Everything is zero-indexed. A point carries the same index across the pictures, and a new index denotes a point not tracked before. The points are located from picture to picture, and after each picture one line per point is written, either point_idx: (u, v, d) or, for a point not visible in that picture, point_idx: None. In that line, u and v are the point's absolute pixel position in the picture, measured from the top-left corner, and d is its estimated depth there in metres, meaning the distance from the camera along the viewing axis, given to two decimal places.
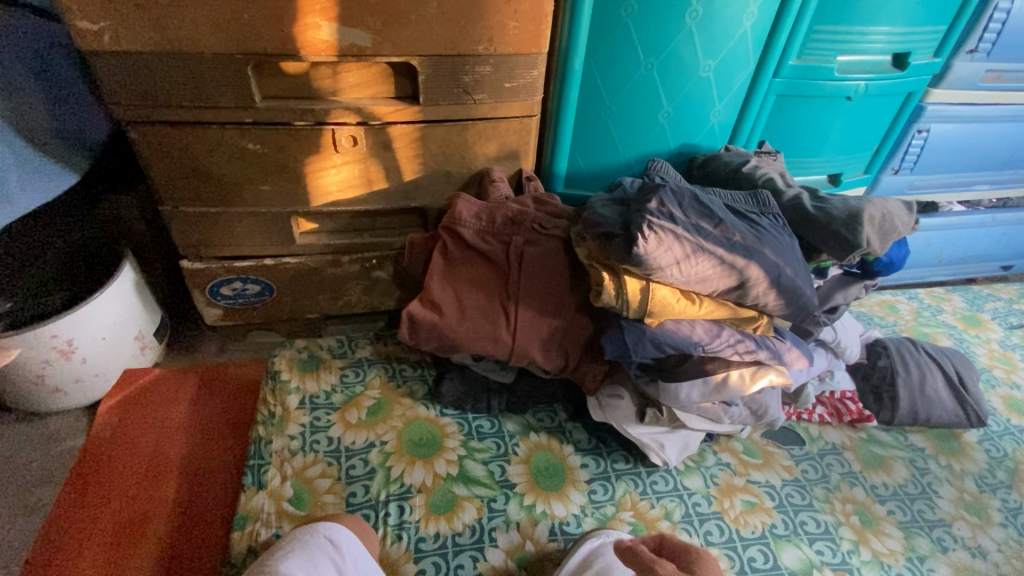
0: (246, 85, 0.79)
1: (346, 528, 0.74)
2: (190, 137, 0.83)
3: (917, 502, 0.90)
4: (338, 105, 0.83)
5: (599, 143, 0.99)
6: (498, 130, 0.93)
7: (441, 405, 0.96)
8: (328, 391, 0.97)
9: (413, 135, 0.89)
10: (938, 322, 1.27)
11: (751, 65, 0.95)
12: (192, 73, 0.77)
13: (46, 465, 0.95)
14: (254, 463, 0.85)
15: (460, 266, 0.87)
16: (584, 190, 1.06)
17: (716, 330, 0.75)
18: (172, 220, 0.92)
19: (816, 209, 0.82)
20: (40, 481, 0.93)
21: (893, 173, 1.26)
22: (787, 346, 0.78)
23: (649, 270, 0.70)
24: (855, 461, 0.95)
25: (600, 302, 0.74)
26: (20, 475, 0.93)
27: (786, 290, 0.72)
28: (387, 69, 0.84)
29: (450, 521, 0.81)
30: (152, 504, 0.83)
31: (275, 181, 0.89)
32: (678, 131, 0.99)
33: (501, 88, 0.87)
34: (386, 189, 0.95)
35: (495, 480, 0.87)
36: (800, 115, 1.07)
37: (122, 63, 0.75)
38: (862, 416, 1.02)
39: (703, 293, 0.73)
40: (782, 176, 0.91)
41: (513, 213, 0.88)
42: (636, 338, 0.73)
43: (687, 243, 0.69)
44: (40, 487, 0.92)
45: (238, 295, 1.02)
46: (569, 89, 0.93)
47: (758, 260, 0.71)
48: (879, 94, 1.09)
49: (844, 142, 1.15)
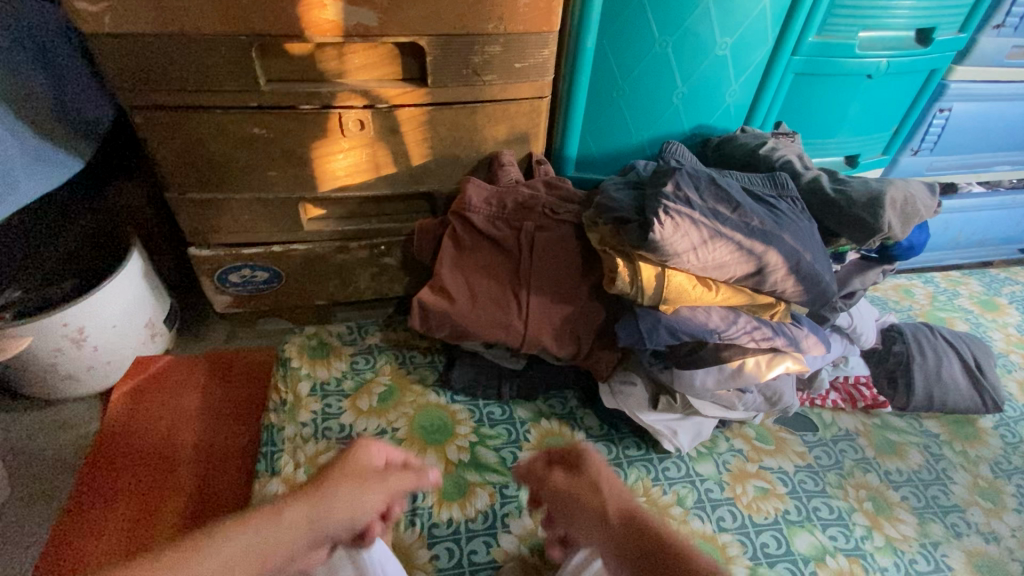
0: (251, 68, 0.77)
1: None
2: (195, 122, 0.82)
3: (931, 488, 0.90)
4: (345, 88, 0.81)
5: (611, 124, 0.97)
6: (507, 112, 0.91)
7: (453, 391, 0.96)
8: (339, 377, 0.96)
9: (421, 118, 0.87)
10: (955, 307, 1.25)
11: (769, 42, 0.92)
12: (195, 55, 0.75)
13: (61, 451, 0.96)
14: (269, 449, 0.85)
15: (471, 252, 0.86)
16: (595, 173, 1.04)
17: (732, 316, 0.73)
18: (178, 205, 0.91)
19: (835, 192, 0.80)
20: (56, 466, 0.94)
21: (911, 154, 1.23)
22: (805, 333, 0.75)
23: (665, 256, 0.68)
24: (869, 447, 0.94)
25: (614, 289, 0.73)
26: (36, 461, 0.94)
27: (804, 276, 0.70)
28: (394, 49, 0.82)
29: (462, 506, 0.82)
30: (167, 493, 0.83)
31: (282, 166, 0.88)
32: (692, 112, 0.97)
33: (512, 69, 0.85)
34: (394, 173, 0.93)
35: (507, 467, 0.87)
36: (818, 94, 1.04)
37: (123, 45, 0.73)
38: (876, 402, 1.00)
39: (720, 279, 0.71)
40: (800, 158, 0.89)
41: (524, 198, 0.86)
42: (651, 325, 0.72)
43: (704, 228, 0.68)
44: (57, 472, 0.93)
45: (246, 282, 1.01)
46: (581, 68, 0.90)
47: (777, 245, 0.69)
48: (899, 72, 1.06)
49: (862, 122, 1.12)
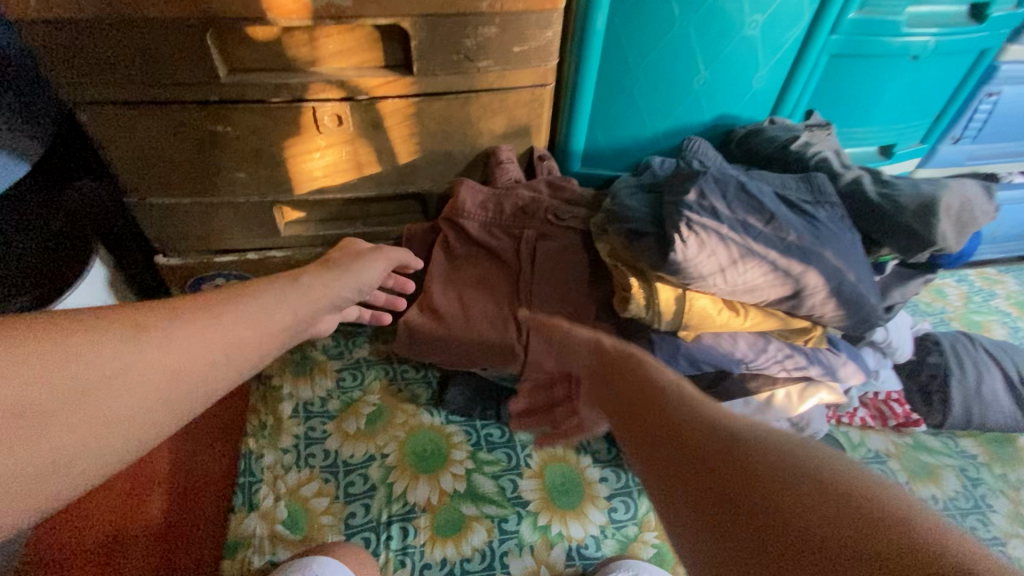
0: (208, 57, 0.66)
1: (343, 563, 0.67)
2: (149, 119, 0.72)
3: (968, 518, 0.82)
4: (318, 78, 0.71)
5: (622, 116, 0.86)
6: (505, 103, 0.80)
7: (447, 411, 0.88)
8: (324, 397, 0.89)
9: (407, 110, 0.77)
10: (991, 309, 1.16)
11: (804, 20, 0.81)
12: (142, 42, 0.65)
13: None
14: (246, 480, 0.79)
15: (465, 264, 0.77)
16: (603, 169, 0.94)
17: (761, 343, 0.65)
18: (140, 211, 0.82)
19: (880, 197, 0.70)
20: None
21: (952, 142, 1.12)
22: (843, 360, 0.67)
23: (687, 278, 0.60)
24: (901, 471, 0.87)
25: (627, 313, 0.65)
26: None
27: (847, 299, 0.61)
28: (374, 32, 0.71)
29: (457, 544, 0.75)
30: (138, 524, 0.76)
31: (253, 167, 0.78)
32: (713, 101, 0.86)
33: (509, 53, 0.74)
34: (379, 172, 0.83)
35: (507, 497, 0.79)
36: (854, 79, 0.93)
37: (56, 32, 0.63)
38: (909, 419, 0.91)
39: (749, 302, 0.62)
40: (837, 155, 0.79)
41: (524, 203, 0.77)
42: (669, 354, 0.65)
43: (731, 246, 0.59)
44: None
45: (222, 291, 0.94)
46: (589, 52, 0.79)
47: (817, 265, 0.60)
48: (947, 52, 0.94)
49: (900, 109, 1.01)
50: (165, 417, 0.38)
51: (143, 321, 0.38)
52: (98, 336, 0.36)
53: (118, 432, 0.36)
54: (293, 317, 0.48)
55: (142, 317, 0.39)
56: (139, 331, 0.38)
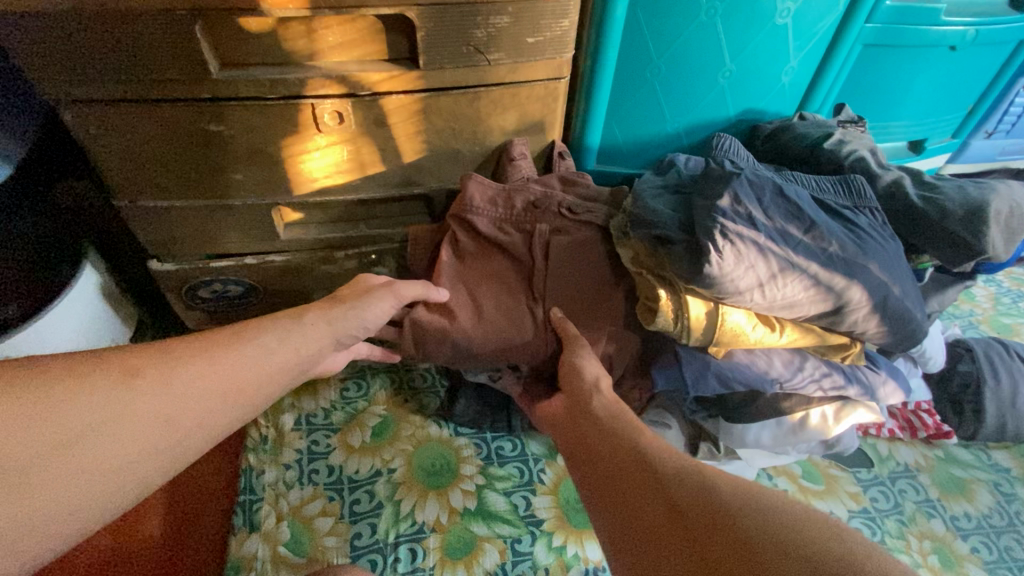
0: (198, 52, 0.61)
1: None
2: (136, 119, 0.67)
3: (1004, 537, 0.78)
4: (317, 73, 0.66)
5: (641, 111, 0.81)
6: (518, 97, 0.75)
7: (456, 423, 0.84)
8: (327, 408, 0.85)
9: (413, 107, 0.72)
10: (1021, 311, 1.11)
11: (840, 7, 0.75)
12: (126, 35, 0.59)
13: None
14: (246, 499, 0.75)
15: (476, 271, 0.72)
16: (619, 167, 0.88)
17: (797, 361, 0.61)
18: (130, 215, 0.77)
19: (923, 201, 0.65)
20: None
21: (984, 137, 1.06)
22: (882, 378, 0.63)
23: (720, 292, 0.55)
24: (931, 486, 0.83)
25: (653, 327, 0.60)
26: None
27: (891, 314, 0.56)
28: (377, 23, 0.65)
29: (468, 567, 0.71)
30: (134, 544, 0.70)
31: (249, 168, 0.74)
32: (739, 95, 0.80)
33: (522, 45, 0.68)
34: (383, 173, 0.78)
35: (520, 516, 0.76)
36: (888, 70, 0.87)
37: (31, 25, 0.58)
38: (940, 431, 0.88)
39: (786, 317, 0.58)
40: (873, 154, 0.74)
41: (539, 206, 0.72)
42: (697, 371, 0.60)
43: (768, 258, 0.54)
44: None
45: (219, 297, 0.90)
46: (608, 43, 0.73)
47: (863, 278, 0.55)
48: (986, 42, 0.88)
49: (934, 102, 0.95)
50: (155, 468, 0.40)
51: (133, 367, 0.40)
52: (82, 390, 0.37)
53: (119, 474, 0.38)
54: (296, 357, 0.50)
55: (135, 362, 0.40)
56: (129, 377, 0.39)
